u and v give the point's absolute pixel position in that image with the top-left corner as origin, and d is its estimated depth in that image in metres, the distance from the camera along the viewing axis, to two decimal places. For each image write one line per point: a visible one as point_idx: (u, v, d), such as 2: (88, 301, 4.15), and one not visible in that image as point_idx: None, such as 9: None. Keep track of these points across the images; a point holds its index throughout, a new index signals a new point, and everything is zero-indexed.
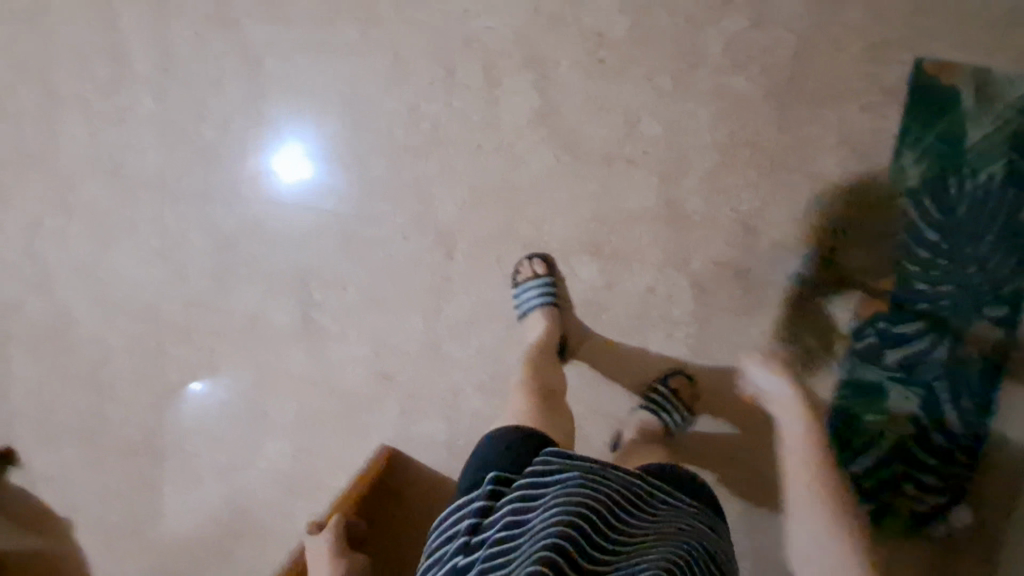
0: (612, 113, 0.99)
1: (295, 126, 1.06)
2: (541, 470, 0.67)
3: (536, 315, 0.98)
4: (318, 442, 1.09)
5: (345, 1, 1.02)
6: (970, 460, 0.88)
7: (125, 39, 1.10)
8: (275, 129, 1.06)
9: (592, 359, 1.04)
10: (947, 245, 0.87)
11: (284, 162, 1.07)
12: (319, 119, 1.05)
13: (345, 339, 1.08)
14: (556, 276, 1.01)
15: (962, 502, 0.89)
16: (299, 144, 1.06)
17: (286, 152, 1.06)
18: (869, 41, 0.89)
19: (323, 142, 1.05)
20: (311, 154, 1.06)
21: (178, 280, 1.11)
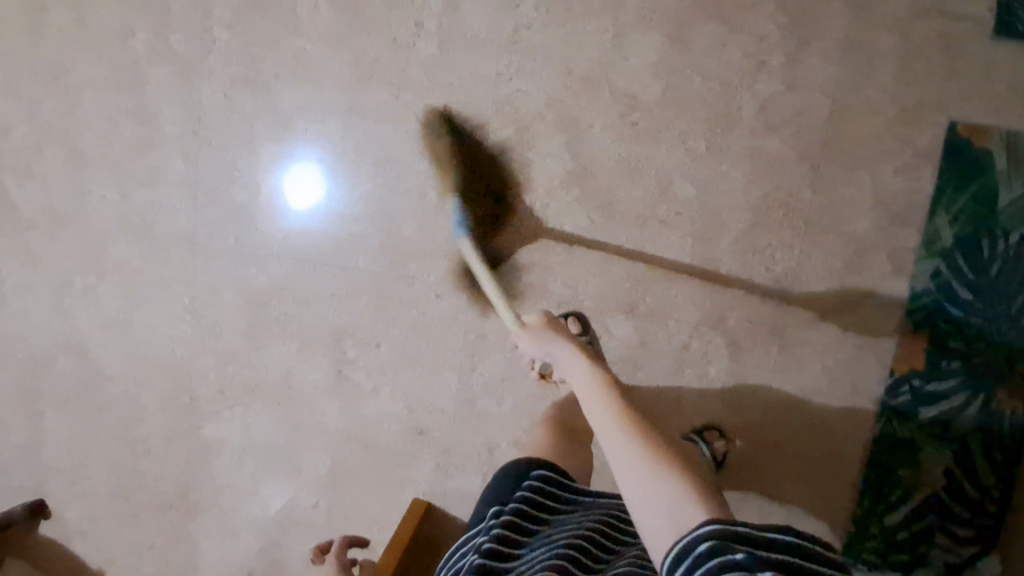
0: (645, 175, 1.00)
1: (302, 157, 1.07)
2: (534, 498, 0.76)
3: None
4: (358, 492, 1.12)
5: (379, 66, 1.04)
6: (999, 510, 0.96)
7: (152, 101, 1.09)
8: (286, 163, 1.08)
9: None
10: (980, 303, 0.94)
11: (293, 192, 1.08)
12: (344, 171, 1.07)
13: (379, 396, 1.10)
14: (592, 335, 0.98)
15: (992, 550, 0.97)
16: (310, 176, 1.07)
17: (295, 182, 1.07)
18: (902, 108, 0.94)
19: (344, 189, 1.07)
20: (322, 185, 1.07)
21: (209, 338, 1.12)
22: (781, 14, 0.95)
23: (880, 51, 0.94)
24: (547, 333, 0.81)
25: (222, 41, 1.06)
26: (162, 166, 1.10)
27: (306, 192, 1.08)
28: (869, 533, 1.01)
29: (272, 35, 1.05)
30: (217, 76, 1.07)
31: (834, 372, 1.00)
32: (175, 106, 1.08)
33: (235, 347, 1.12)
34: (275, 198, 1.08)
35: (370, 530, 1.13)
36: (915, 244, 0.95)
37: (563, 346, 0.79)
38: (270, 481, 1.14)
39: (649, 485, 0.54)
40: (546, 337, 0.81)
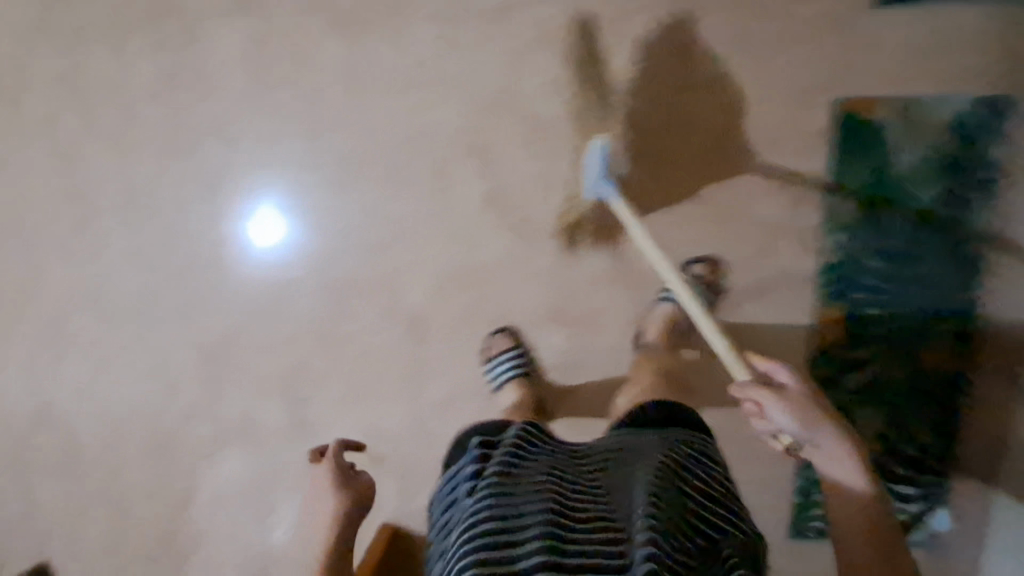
0: (555, 190, 1.03)
1: (263, 196, 1.12)
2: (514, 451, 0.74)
3: (508, 387, 1.05)
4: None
5: (290, 119, 1.09)
6: (940, 466, 1.00)
7: (89, 178, 1.15)
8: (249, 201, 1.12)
9: (570, 413, 1.09)
10: (892, 270, 0.97)
11: (258, 230, 1.12)
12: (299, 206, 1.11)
13: (336, 429, 1.14)
14: (523, 345, 1.07)
15: (936, 504, 1.01)
16: (271, 215, 1.12)
17: (260, 221, 1.12)
18: (792, 93, 0.96)
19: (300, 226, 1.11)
20: (282, 219, 1.12)
21: (171, 394, 1.18)
22: (666, 17, 0.97)
23: (759, 41, 0.96)
24: (808, 414, 0.68)
25: (147, 112, 1.12)
26: (107, 237, 1.16)
27: (251, 247, 1.13)
28: (813, 500, 1.05)
29: (192, 101, 1.10)
30: (148, 145, 1.13)
31: (763, 352, 1.03)
32: (113, 180, 1.15)
33: (195, 400, 1.18)
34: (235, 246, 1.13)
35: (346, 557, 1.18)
36: (821, 221, 0.98)
37: (825, 430, 0.67)
38: (246, 520, 1.19)
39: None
40: (807, 418, 0.68)
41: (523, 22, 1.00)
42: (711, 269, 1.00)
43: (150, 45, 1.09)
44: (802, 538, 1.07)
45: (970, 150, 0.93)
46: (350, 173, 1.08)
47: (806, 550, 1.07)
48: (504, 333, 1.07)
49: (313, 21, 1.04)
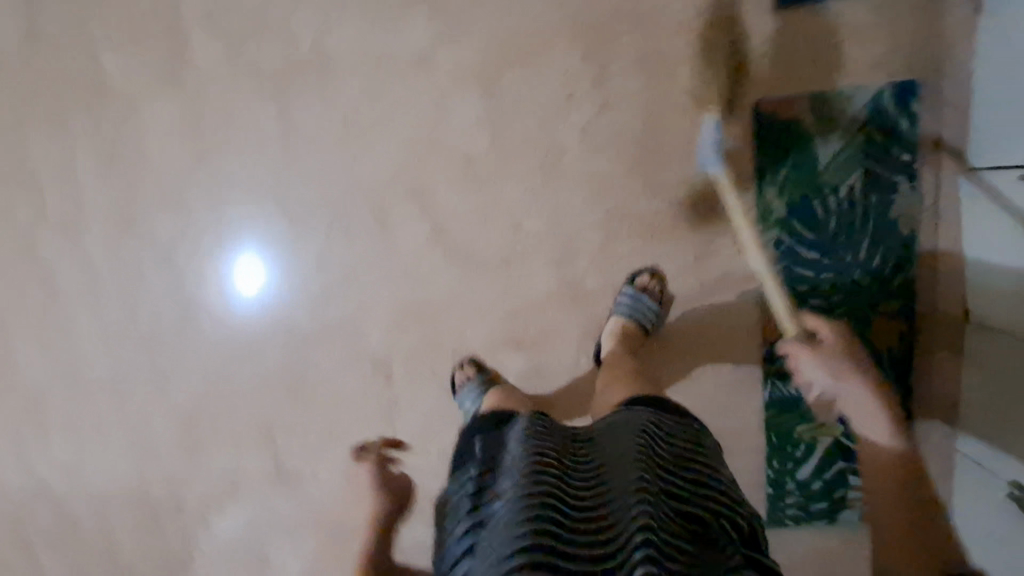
0: (497, 220, 1.06)
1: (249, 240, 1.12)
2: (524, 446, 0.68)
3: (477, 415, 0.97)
4: (324, 562, 1.19)
5: (232, 182, 1.10)
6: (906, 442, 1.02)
7: (49, 263, 1.18)
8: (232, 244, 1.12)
9: None
10: (829, 259, 1.00)
11: (244, 275, 1.13)
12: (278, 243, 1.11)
13: (318, 475, 1.17)
14: (488, 372, 1.03)
15: None
16: (255, 261, 1.12)
17: (246, 266, 1.13)
18: (709, 101, 0.99)
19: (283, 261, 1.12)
20: (267, 267, 1.12)
21: (156, 460, 1.21)
22: (577, 44, 1.00)
23: (671, 54, 0.98)
24: (841, 368, 0.84)
25: (94, 194, 1.14)
26: (74, 317, 1.19)
27: (212, 312, 1.15)
28: (786, 490, 1.07)
29: (134, 178, 1.13)
30: (97, 226, 1.15)
31: (718, 352, 1.06)
32: (71, 261, 1.17)
33: (180, 463, 1.20)
34: (216, 288, 1.14)
35: None
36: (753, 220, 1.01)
37: (855, 384, 0.83)
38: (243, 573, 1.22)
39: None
40: (847, 376, 0.84)
41: (441, 65, 1.02)
42: (655, 279, 1.02)
43: (90, 130, 1.12)
44: (782, 527, 1.09)
45: (889, 135, 0.96)
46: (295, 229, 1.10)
47: (788, 539, 1.09)
48: (467, 364, 1.05)
49: (240, 88, 1.07)
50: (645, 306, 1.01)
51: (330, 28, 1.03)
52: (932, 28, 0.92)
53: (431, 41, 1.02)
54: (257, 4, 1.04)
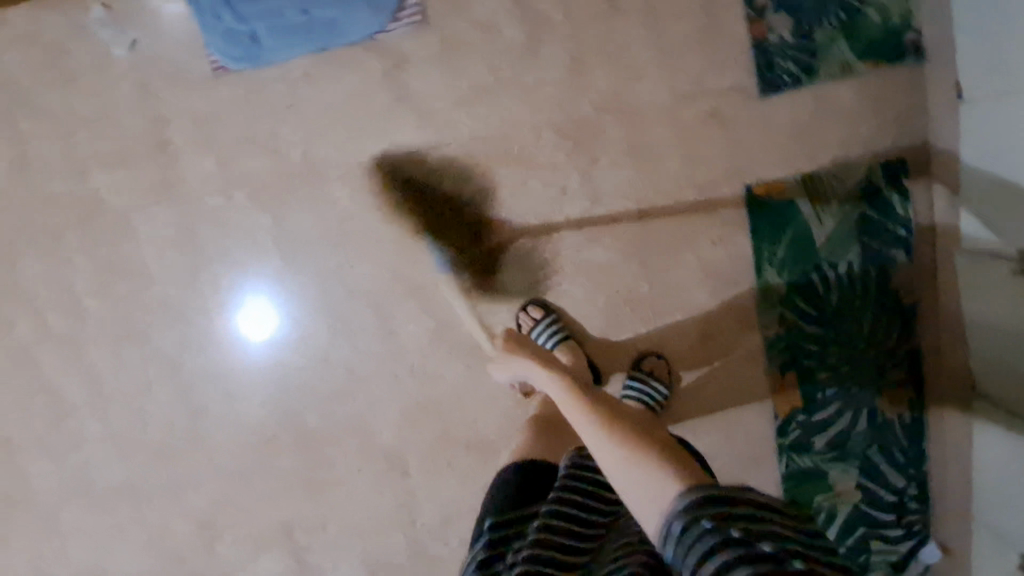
0: (498, 314, 1.06)
1: (253, 288, 1.10)
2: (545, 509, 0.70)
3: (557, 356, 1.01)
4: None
5: (233, 289, 1.10)
6: (922, 503, 1.04)
7: (51, 378, 1.15)
8: (233, 293, 1.10)
9: None
10: (834, 333, 1.00)
11: (252, 314, 1.11)
12: (293, 304, 1.10)
13: (339, 570, 1.17)
14: (555, 313, 1.04)
15: (926, 539, 1.04)
16: (260, 304, 1.10)
17: (254, 307, 1.10)
18: (702, 187, 1.00)
19: (309, 336, 1.10)
20: (274, 338, 1.11)
21: (175, 566, 1.19)
22: (564, 141, 1.00)
23: (658, 144, 0.99)
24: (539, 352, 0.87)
25: (92, 309, 1.12)
26: (80, 430, 1.16)
27: (227, 416, 1.14)
28: None
29: (133, 292, 1.11)
30: (100, 341, 1.13)
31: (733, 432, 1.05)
32: (74, 376, 1.14)
33: (202, 566, 1.19)
34: (245, 364, 1.13)
35: None
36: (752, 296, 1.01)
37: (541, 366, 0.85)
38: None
39: (634, 475, 0.58)
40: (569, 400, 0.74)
41: (432, 167, 1.03)
42: (661, 361, 1.04)
43: (83, 247, 1.10)
44: None
45: (882, 212, 0.97)
46: (312, 304, 1.09)
47: None
48: (534, 309, 1.03)
49: (233, 200, 1.07)
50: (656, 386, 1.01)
51: (316, 137, 1.03)
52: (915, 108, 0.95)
53: (419, 144, 1.02)
54: (243, 119, 1.04)
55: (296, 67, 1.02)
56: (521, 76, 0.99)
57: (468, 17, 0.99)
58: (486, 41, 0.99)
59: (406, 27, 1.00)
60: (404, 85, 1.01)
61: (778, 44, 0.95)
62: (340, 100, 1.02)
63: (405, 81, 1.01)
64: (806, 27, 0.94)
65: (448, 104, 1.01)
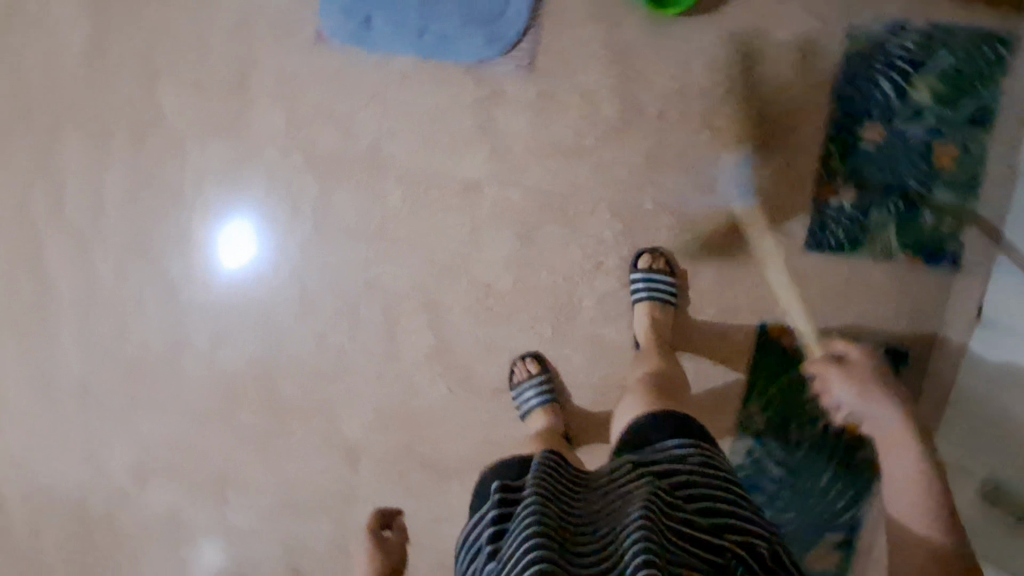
0: (500, 353, 1.09)
1: (245, 212, 1.11)
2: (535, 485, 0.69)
3: (537, 415, 1.03)
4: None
5: (244, 215, 1.11)
6: None
7: (47, 262, 1.16)
8: (226, 213, 1.11)
9: None
10: (791, 479, 1.06)
11: (237, 238, 1.12)
12: (304, 265, 1.11)
13: (259, 535, 1.17)
14: (550, 373, 1.07)
15: None
16: (247, 228, 1.11)
17: (237, 232, 1.11)
18: (721, 308, 1.05)
19: (310, 305, 1.12)
20: (252, 266, 1.12)
21: (101, 475, 1.19)
22: (616, 221, 1.04)
23: (699, 256, 1.04)
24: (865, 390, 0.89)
25: (111, 213, 1.13)
26: (59, 321, 1.18)
27: (205, 357, 1.15)
28: None
29: (160, 209, 1.12)
30: (108, 245, 1.14)
31: None
32: (70, 270, 1.16)
33: (127, 485, 1.19)
34: (242, 313, 1.13)
35: None
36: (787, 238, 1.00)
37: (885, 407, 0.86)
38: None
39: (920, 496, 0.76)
40: (856, 379, 0.91)
41: (487, 200, 1.06)
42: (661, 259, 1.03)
43: (126, 151, 1.11)
44: None
45: None
46: (322, 278, 1.11)
47: None
48: (530, 361, 1.06)
49: (289, 159, 1.08)
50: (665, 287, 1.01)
51: (390, 134, 1.06)
52: (937, 310, 1.00)
53: (484, 176, 1.05)
54: (326, 90, 1.06)
55: (395, 62, 1.04)
56: (600, 151, 1.03)
57: (571, 79, 1.02)
58: (581, 108, 1.03)
59: (514, 66, 1.02)
60: (491, 119, 1.04)
61: (836, 210, 1.00)
62: (425, 108, 1.05)
63: (491, 114, 1.04)
64: (866, 204, 0.99)
65: (524, 149, 1.04)
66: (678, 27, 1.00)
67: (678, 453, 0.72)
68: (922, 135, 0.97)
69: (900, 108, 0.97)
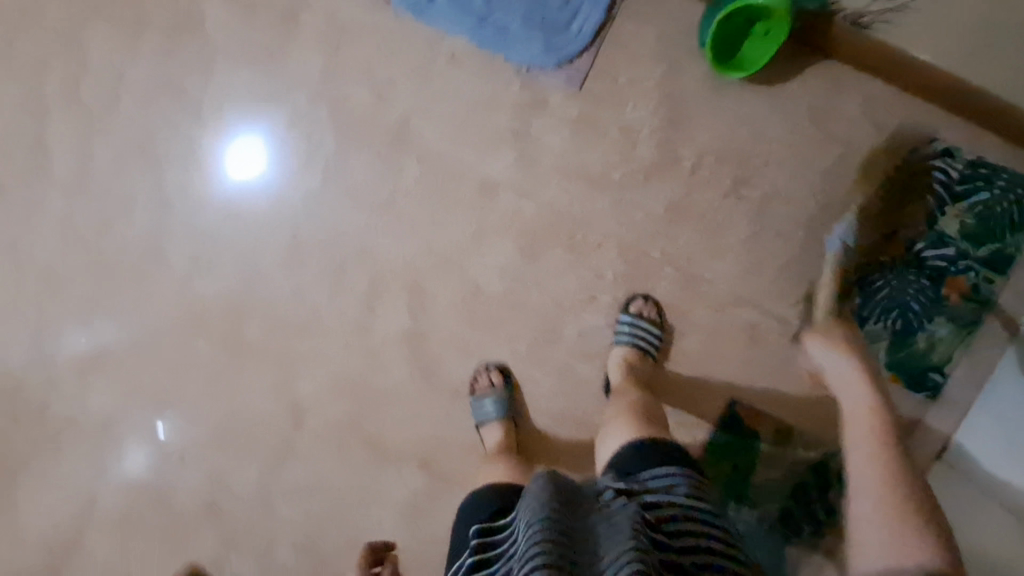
0: (470, 357, 1.07)
1: (260, 131, 1.11)
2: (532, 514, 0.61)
3: (491, 427, 1.02)
4: (137, 554, 1.11)
5: (258, 133, 1.11)
6: None
7: (49, 139, 1.15)
8: (241, 129, 1.12)
9: (404, 555, 1.07)
10: None
11: (245, 155, 1.12)
12: (304, 204, 1.10)
13: (183, 466, 1.12)
14: (511, 385, 1.05)
15: None
16: (257, 147, 1.11)
17: (246, 149, 1.12)
18: (698, 376, 1.03)
19: (298, 248, 1.10)
20: (253, 184, 1.12)
21: (43, 360, 1.15)
22: (620, 260, 1.03)
23: (691, 318, 1.02)
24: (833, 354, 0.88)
25: (128, 108, 1.13)
26: (43, 199, 1.15)
27: (178, 277, 1.13)
28: None
29: (177, 120, 1.13)
30: (115, 137, 1.14)
31: None
32: (70, 152, 1.14)
33: (66, 377, 1.14)
34: (229, 241, 1.12)
35: None
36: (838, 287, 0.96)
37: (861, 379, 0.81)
38: (60, 517, 1.13)
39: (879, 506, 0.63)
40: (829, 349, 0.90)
41: (500, 206, 1.05)
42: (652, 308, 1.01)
43: (159, 52, 1.13)
44: None
45: (819, 491, 0.97)
46: (316, 226, 1.10)
47: None
48: (495, 372, 1.04)
49: (318, 107, 1.09)
50: (647, 337, 1.00)
51: (423, 111, 1.07)
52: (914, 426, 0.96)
53: (505, 180, 1.05)
54: (372, 51, 1.08)
55: (446, 44, 1.06)
56: (623, 188, 1.02)
57: (612, 108, 1.02)
58: (615, 140, 1.02)
59: (566, 78, 1.03)
60: (526, 126, 1.04)
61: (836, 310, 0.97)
62: (462, 97, 1.06)
63: (525, 121, 1.04)
64: (866, 313, 0.97)
65: (549, 163, 1.04)
66: (732, 91, 1.00)
67: (667, 482, 0.66)
68: (939, 262, 0.95)
69: (926, 230, 0.96)
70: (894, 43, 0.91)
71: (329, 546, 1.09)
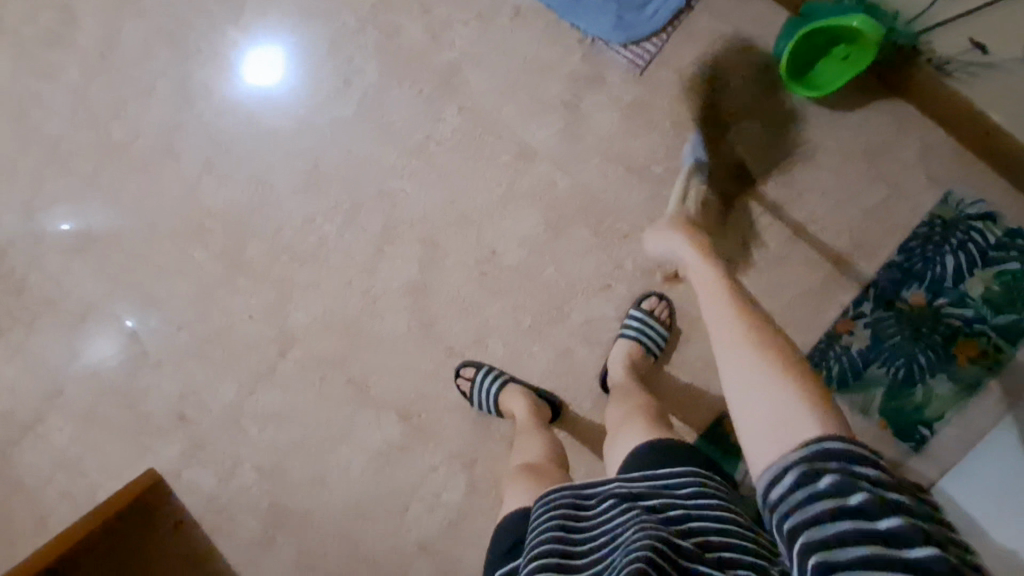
0: (472, 319, 1.05)
1: (296, 41, 1.06)
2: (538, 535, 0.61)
3: (512, 393, 0.99)
4: (97, 446, 1.09)
5: (298, 41, 1.06)
6: None
7: (77, 6, 1.09)
8: (277, 33, 1.07)
9: (366, 497, 1.07)
10: None
11: (274, 59, 1.07)
12: (331, 127, 1.06)
13: (159, 370, 1.09)
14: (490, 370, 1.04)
15: None
16: (291, 55, 1.07)
17: (276, 55, 1.07)
18: (693, 385, 1.02)
19: (315, 172, 1.06)
20: (281, 92, 1.07)
21: (30, 235, 1.09)
22: (642, 253, 1.01)
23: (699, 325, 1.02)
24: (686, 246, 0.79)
25: None
26: (59, 68, 1.09)
27: (187, 178, 1.08)
28: None
29: (217, 15, 1.07)
30: (148, 20, 1.08)
31: None
32: (99, 25, 1.09)
33: (52, 257, 1.09)
34: (246, 152, 1.07)
35: (92, 481, 1.09)
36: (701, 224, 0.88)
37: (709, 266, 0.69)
38: (24, 395, 1.09)
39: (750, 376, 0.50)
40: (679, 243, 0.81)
41: (533, 172, 1.02)
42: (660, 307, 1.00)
43: None
44: None
45: None
46: (338, 154, 1.06)
47: None
48: (466, 369, 1.03)
49: (366, 33, 1.05)
50: (654, 335, 0.98)
51: (473, 60, 1.03)
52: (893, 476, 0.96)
53: (543, 149, 1.02)
54: None
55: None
56: (661, 182, 1.00)
57: (666, 99, 1.00)
58: (663, 131, 1.00)
59: (627, 60, 1.00)
60: (578, 100, 1.01)
61: (842, 348, 0.97)
62: (518, 55, 1.02)
63: (578, 93, 1.01)
64: (871, 355, 0.96)
65: (591, 142, 1.01)
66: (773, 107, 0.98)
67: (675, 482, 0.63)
68: (954, 320, 0.93)
69: (950, 287, 0.94)
70: (975, 96, 0.90)
71: (293, 474, 1.08)
